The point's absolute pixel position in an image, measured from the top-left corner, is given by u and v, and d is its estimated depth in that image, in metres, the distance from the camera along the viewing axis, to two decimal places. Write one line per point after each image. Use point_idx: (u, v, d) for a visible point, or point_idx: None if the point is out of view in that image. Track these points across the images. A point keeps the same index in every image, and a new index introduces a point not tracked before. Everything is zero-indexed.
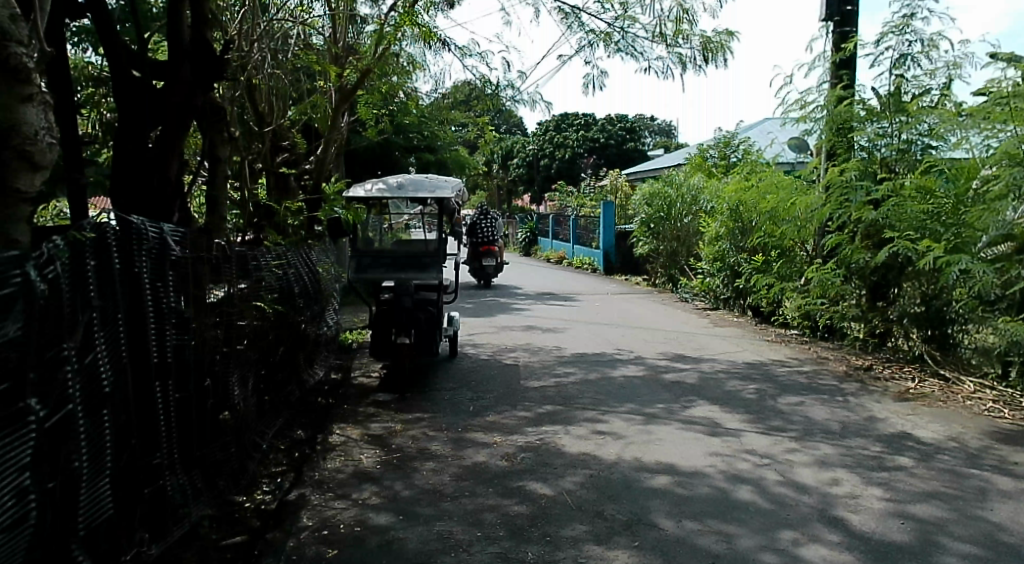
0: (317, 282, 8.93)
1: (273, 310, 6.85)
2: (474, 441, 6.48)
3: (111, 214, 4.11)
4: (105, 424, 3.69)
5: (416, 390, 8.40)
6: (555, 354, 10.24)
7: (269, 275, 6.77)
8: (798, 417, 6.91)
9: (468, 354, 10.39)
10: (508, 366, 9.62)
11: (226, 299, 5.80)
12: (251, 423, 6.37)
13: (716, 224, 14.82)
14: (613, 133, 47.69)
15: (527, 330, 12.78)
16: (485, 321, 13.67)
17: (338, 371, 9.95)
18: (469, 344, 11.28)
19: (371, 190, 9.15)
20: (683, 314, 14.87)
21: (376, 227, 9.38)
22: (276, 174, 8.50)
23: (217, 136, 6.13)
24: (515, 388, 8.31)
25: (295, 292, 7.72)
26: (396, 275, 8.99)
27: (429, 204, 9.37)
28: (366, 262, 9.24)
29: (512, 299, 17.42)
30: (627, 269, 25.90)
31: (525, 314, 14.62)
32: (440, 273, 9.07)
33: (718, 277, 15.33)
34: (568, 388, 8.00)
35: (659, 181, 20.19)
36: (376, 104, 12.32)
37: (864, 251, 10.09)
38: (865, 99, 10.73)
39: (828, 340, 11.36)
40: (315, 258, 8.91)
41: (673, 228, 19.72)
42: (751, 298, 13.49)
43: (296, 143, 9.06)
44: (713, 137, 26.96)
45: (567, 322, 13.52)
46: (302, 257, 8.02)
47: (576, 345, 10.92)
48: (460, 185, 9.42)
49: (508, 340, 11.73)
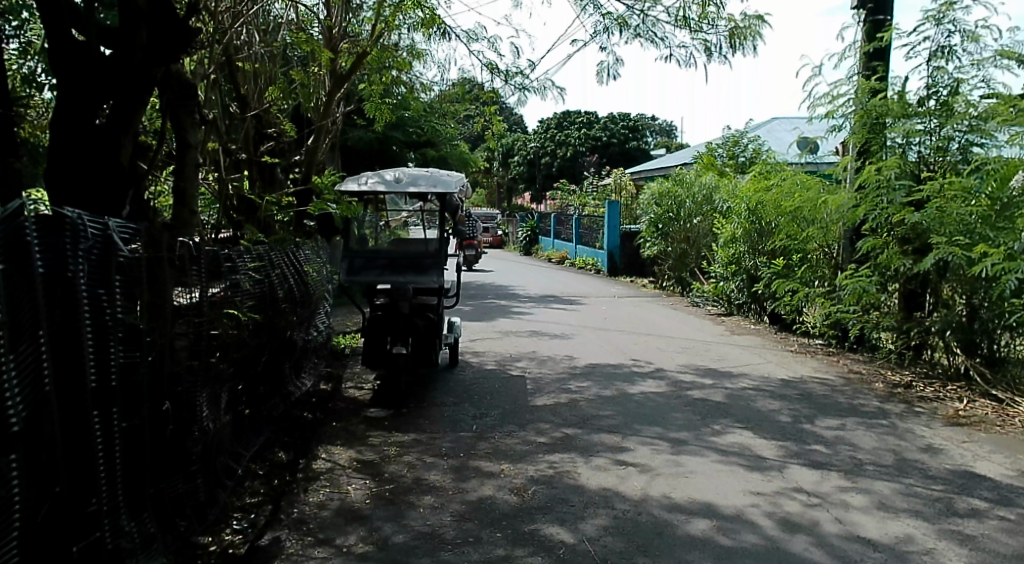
0: (305, 284, 8.13)
1: (252, 318, 6.04)
2: (479, 470, 5.70)
3: (34, 204, 3.29)
4: (12, 473, 2.88)
5: (413, 405, 7.59)
6: (565, 365, 9.48)
7: (246, 278, 5.96)
8: (844, 446, 6.15)
9: (471, 363, 9.59)
10: (514, 379, 8.84)
11: (195, 306, 5.00)
12: (224, 447, 5.55)
13: (734, 223, 14.05)
14: (616, 132, 46.90)
15: (532, 336, 12.02)
16: (487, 326, 12.86)
17: (328, 381, 9.17)
18: (470, 352, 10.52)
19: (365, 184, 8.23)
20: (697, 320, 14.07)
21: (371, 224, 8.47)
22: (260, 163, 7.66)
23: (188, 117, 5.30)
24: (522, 406, 7.55)
25: (280, 296, 6.91)
26: (395, 278, 8.04)
27: (432, 198, 8.52)
28: (360, 264, 8.25)
29: (515, 301, 16.66)
30: (632, 271, 25.12)
31: (530, 318, 13.84)
32: (443, 277, 8.16)
33: (733, 281, 14.56)
34: (582, 409, 7.23)
35: (668, 180, 19.40)
36: (374, 94, 11.51)
37: (902, 258, 9.30)
38: (903, 94, 9.91)
39: (857, 352, 10.55)
40: (305, 258, 8.21)
41: (683, 228, 18.96)
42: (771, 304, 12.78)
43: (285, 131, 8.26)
44: (721, 136, 26.20)
45: (574, 327, 12.76)
46: (283, 256, 7.26)
47: (587, 355, 10.13)
48: (464, 179, 8.58)
49: (513, 348, 10.95)
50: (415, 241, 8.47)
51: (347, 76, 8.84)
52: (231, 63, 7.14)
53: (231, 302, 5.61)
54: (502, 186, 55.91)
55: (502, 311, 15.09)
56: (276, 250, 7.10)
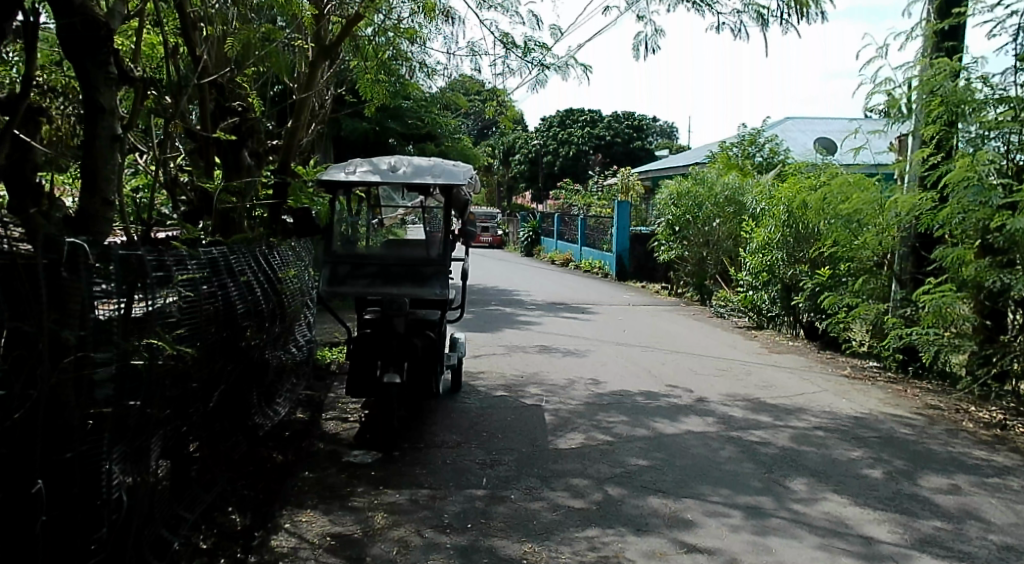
0: (278, 294, 6.63)
1: (196, 343, 4.54)
2: (496, 552, 4.26)
3: None
4: None
5: (407, 448, 6.10)
6: (589, 394, 8.09)
7: (185, 292, 4.44)
8: (971, 526, 4.79)
9: (476, 388, 8.17)
10: (529, 410, 7.42)
11: (98, 321, 3.42)
12: (148, 521, 4.04)
13: (770, 227, 12.59)
14: (621, 131, 45.50)
15: (545, 351, 10.60)
16: (491, 339, 11.42)
17: (307, 408, 7.73)
18: (475, 372, 9.10)
19: (353, 173, 6.62)
20: (725, 334, 12.63)
21: (358, 224, 6.93)
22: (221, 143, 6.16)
23: (102, 70, 3.74)
24: (543, 450, 6.13)
25: (240, 311, 5.43)
26: (388, 290, 6.53)
27: (435, 191, 6.95)
28: (344, 271, 6.70)
29: (521, 309, 15.23)
30: (641, 275, 23.74)
31: (539, 329, 12.40)
32: (445, 289, 6.66)
33: (766, 291, 13.12)
34: (621, 462, 5.83)
35: (687, 179, 17.99)
36: (368, 73, 10.05)
37: (995, 272, 7.77)
38: (989, 76, 8.33)
39: (923, 380, 9.14)
40: (278, 263, 6.75)
41: (702, 231, 17.56)
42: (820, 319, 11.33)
43: (255, 106, 6.77)
44: (737, 134, 24.83)
45: (590, 342, 11.31)
46: (244, 261, 5.76)
47: (612, 379, 8.70)
48: (474, 170, 7.00)
49: (522, 366, 9.54)
50: (411, 244, 6.93)
51: (334, 43, 7.33)
52: (182, 13, 5.63)
53: (165, 325, 4.07)
54: (502, 184, 54.46)
55: (507, 319, 13.64)
56: (234, 253, 5.62)
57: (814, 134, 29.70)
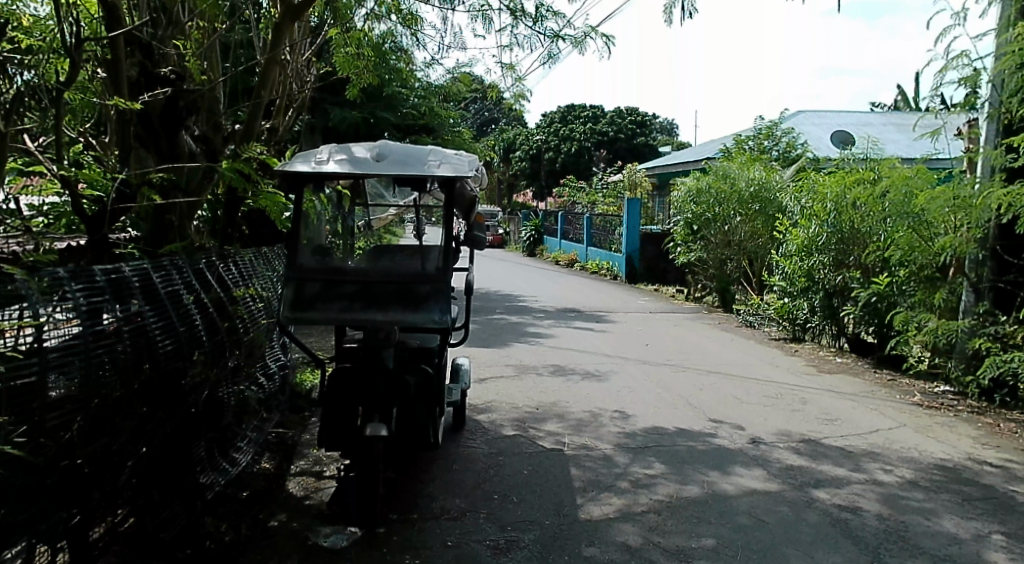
0: (229, 320, 5.16)
1: (61, 412, 3.10)
2: None
3: None
4: None
5: (397, 524, 4.68)
6: (618, 432, 6.66)
7: (28, 344, 2.96)
8: None
9: (481, 426, 6.74)
10: (548, 457, 5.99)
11: None
12: None
13: (812, 226, 11.14)
14: (624, 126, 44.02)
15: (559, 373, 9.17)
16: (498, 357, 9.97)
17: (275, 454, 6.30)
18: (479, 403, 7.66)
19: (324, 161, 5.05)
20: (761, 349, 11.20)
21: (327, 234, 5.27)
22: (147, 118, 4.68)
23: None
24: (570, 522, 4.71)
25: (160, 350, 3.98)
26: (374, 314, 4.75)
27: (434, 186, 5.41)
28: (314, 291, 4.86)
29: (527, 317, 13.79)
30: (652, 277, 22.33)
31: (551, 344, 10.97)
32: (447, 313, 4.84)
33: (804, 300, 11.68)
34: (675, 543, 4.41)
35: (707, 174, 16.50)
36: (352, 47, 8.58)
37: None
38: None
39: (1011, 410, 7.71)
40: (227, 282, 5.30)
41: (723, 231, 16.16)
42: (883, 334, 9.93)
43: (192, 72, 5.25)
44: (752, 127, 23.38)
45: (610, 360, 9.88)
46: (172, 278, 4.31)
47: (644, 412, 7.25)
48: (478, 161, 5.52)
49: (536, 394, 8.11)
50: (405, 252, 5.22)
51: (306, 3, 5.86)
52: None
53: None
54: (503, 183, 52.96)
55: (515, 330, 12.20)
56: (156, 270, 4.17)
57: (829, 128, 28.29)
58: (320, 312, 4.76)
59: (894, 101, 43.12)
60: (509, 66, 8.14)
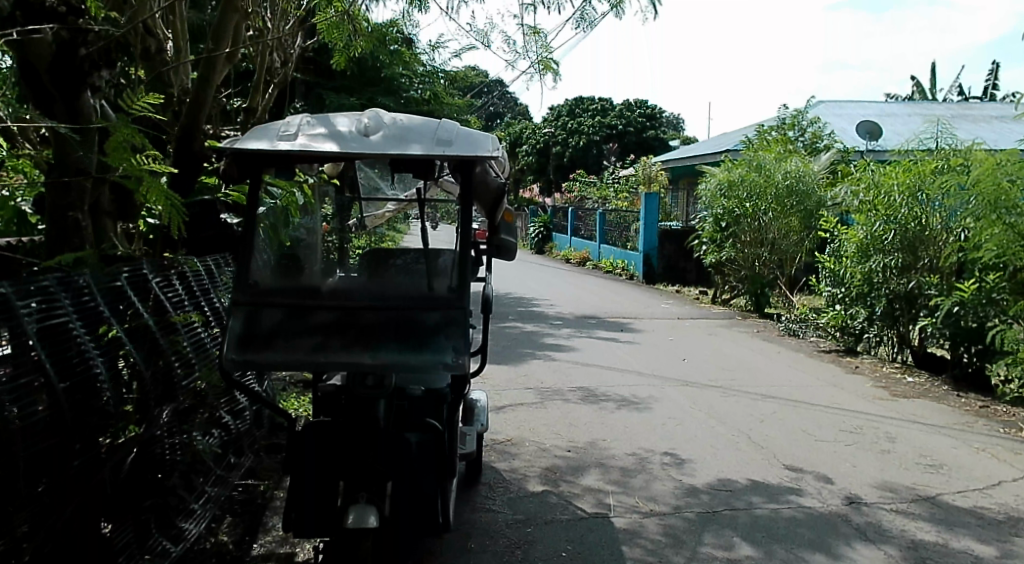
0: (158, 355, 3.76)
1: None
2: None
3: None
4: None
5: None
6: (674, 488, 5.26)
7: None
8: None
9: (500, 480, 5.36)
10: (589, 527, 4.58)
11: None
12: None
13: (874, 224, 9.68)
14: (633, 120, 42.54)
15: (589, 399, 7.76)
16: (515, 377, 8.58)
17: (238, 519, 4.93)
18: (496, 442, 6.27)
19: (292, 129, 3.65)
20: (816, 365, 9.78)
21: (320, 236, 4.13)
22: (34, 74, 3.54)
23: None
24: None
25: (11, 422, 2.59)
26: (358, 355, 3.29)
27: (445, 174, 3.99)
28: (274, 322, 3.38)
29: (544, 325, 12.39)
30: (672, 278, 20.93)
31: (574, 359, 9.56)
32: (464, 353, 3.35)
33: (860, 307, 10.24)
34: None
35: (738, 165, 15.02)
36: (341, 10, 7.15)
37: None
38: None
39: None
40: (154, 305, 3.89)
41: (756, 228, 14.72)
42: (968, 351, 8.53)
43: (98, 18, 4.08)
44: (777, 117, 21.87)
45: (646, 381, 8.46)
46: (49, 306, 2.92)
47: (704, 458, 5.85)
48: (497, 138, 3.96)
49: (564, 429, 6.71)
50: (404, 262, 3.80)
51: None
52: None
53: None
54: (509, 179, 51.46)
55: (532, 342, 10.80)
56: (20, 297, 2.76)
57: (853, 119, 26.76)
58: (280, 352, 3.28)
59: (912, 94, 41.53)
60: (530, 30, 6.72)
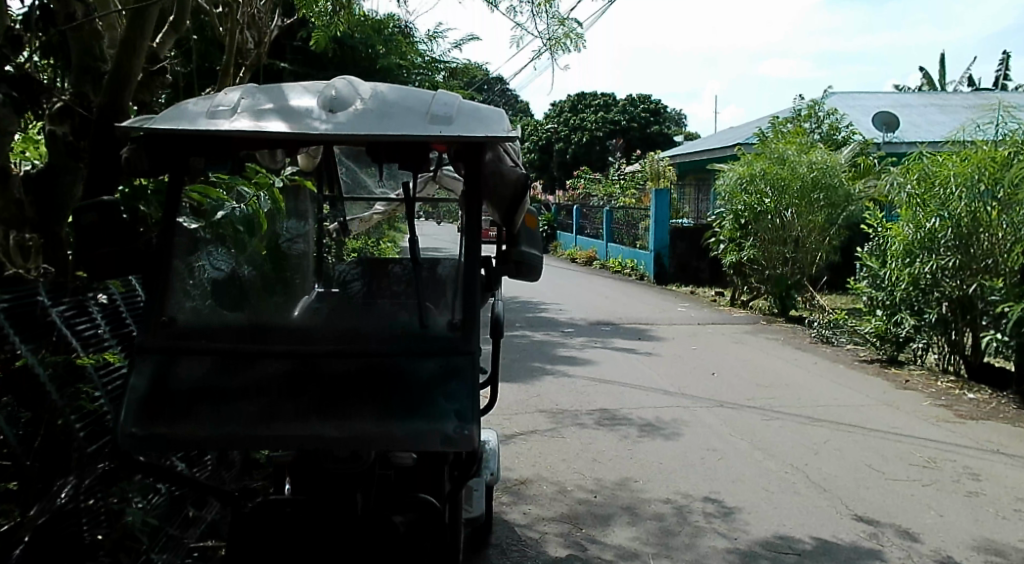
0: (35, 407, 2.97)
1: None
2: None
3: None
4: None
5: None
6: (727, 549, 4.28)
7: None
8: None
9: (514, 540, 4.36)
10: None
11: None
12: None
13: (924, 221, 8.65)
14: (636, 115, 41.57)
15: (612, 424, 6.76)
16: (526, 397, 7.58)
17: None
18: (507, 484, 5.28)
19: (224, 104, 2.65)
20: (859, 378, 8.78)
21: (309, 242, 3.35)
22: None
23: None
24: None
25: None
26: (318, 425, 2.33)
27: (446, 165, 2.99)
28: (200, 377, 2.42)
29: (553, 333, 11.39)
30: (684, 278, 19.95)
31: (591, 375, 8.56)
32: (468, 421, 2.37)
33: (904, 314, 9.22)
34: None
35: (760, 157, 13.93)
36: None
37: None
38: None
39: None
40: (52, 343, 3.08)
41: (778, 225, 13.69)
42: None
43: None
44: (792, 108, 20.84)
45: (674, 402, 7.46)
46: None
47: (757, 507, 4.87)
48: (504, 112, 2.92)
49: (585, 464, 5.72)
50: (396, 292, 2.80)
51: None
52: None
53: None
54: None
55: (541, 354, 9.79)
56: None
57: (868, 110, 25.76)
58: (206, 422, 2.33)
59: (921, 88, 40.60)
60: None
